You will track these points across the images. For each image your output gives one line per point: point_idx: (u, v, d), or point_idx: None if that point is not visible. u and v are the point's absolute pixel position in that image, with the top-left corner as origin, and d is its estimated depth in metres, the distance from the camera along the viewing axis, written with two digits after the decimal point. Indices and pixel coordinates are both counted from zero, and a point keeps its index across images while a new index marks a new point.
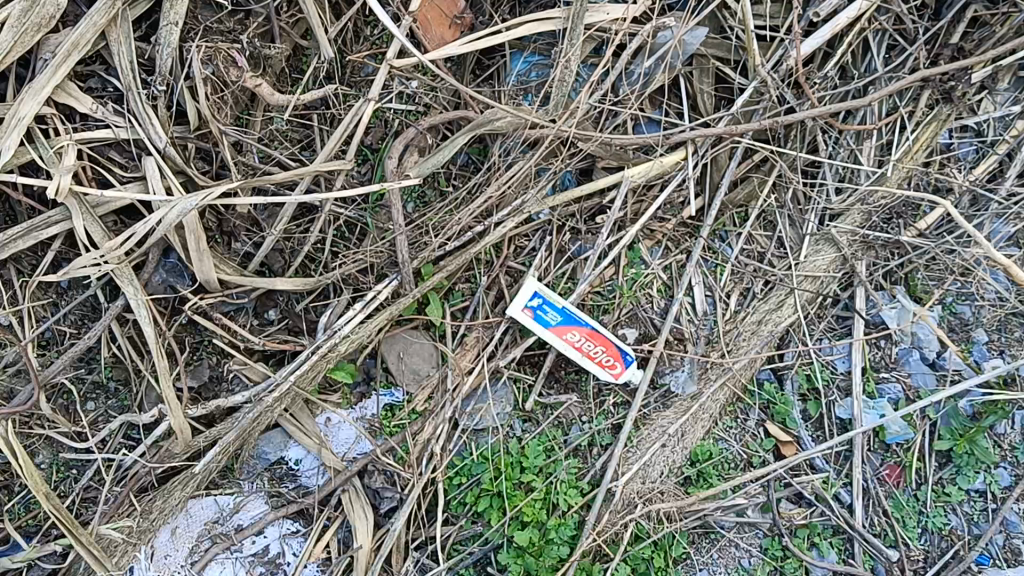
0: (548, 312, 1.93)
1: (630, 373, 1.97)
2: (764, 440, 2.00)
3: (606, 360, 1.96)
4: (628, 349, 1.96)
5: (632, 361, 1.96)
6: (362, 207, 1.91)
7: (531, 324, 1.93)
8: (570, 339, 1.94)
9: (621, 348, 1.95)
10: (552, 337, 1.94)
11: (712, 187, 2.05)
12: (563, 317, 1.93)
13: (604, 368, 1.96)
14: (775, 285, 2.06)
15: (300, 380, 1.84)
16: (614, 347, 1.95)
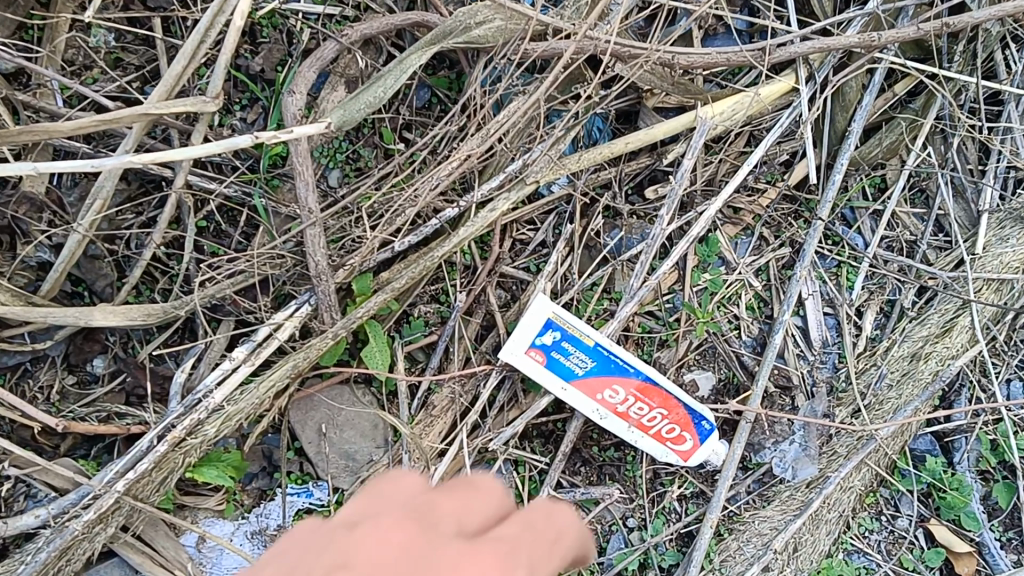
0: (571, 357, 1.14)
1: (709, 451, 1.18)
2: (927, 551, 1.23)
3: (669, 432, 1.17)
4: (707, 412, 1.17)
5: (712, 433, 1.17)
6: (247, 178, 1.11)
7: (543, 378, 1.14)
8: (607, 403, 1.15)
9: (692, 411, 1.16)
10: (581, 399, 1.15)
11: (835, 137, 1.25)
12: (596, 363, 1.14)
13: (665, 444, 1.17)
14: (936, 296, 1.26)
15: (135, 488, 1.04)
16: (682, 410, 1.16)
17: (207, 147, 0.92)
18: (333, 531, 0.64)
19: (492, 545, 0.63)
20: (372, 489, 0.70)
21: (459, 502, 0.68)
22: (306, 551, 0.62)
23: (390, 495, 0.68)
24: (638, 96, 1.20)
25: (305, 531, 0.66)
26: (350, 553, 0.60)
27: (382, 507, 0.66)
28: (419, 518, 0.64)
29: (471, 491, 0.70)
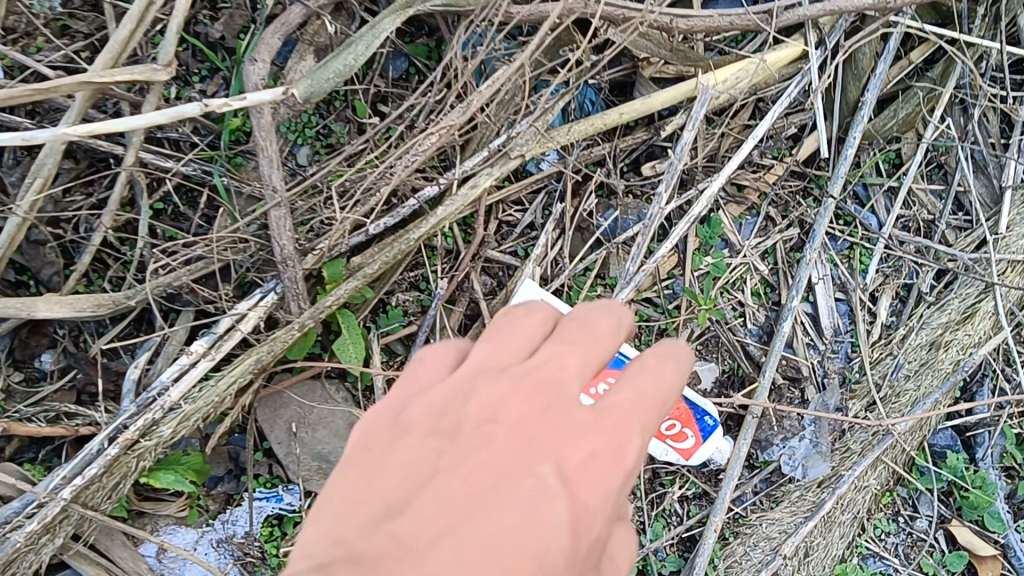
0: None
1: (712, 449, 1.09)
2: (948, 556, 1.14)
3: (668, 428, 1.09)
4: (709, 406, 1.08)
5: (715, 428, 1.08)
6: (206, 154, 1.02)
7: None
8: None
9: (693, 405, 1.08)
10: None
11: (847, 109, 1.16)
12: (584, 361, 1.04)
13: (664, 440, 1.10)
14: (956, 280, 1.17)
15: (83, 495, 0.94)
16: (681, 405, 1.08)
17: (151, 117, 0.83)
18: (456, 383, 0.59)
19: (615, 412, 0.57)
20: (497, 324, 0.63)
21: (581, 349, 0.60)
22: (428, 402, 0.58)
23: (499, 353, 0.60)
24: (634, 65, 1.11)
25: (430, 365, 0.62)
26: (474, 423, 0.56)
27: (509, 355, 0.60)
28: (545, 370, 0.58)
29: (587, 336, 0.60)
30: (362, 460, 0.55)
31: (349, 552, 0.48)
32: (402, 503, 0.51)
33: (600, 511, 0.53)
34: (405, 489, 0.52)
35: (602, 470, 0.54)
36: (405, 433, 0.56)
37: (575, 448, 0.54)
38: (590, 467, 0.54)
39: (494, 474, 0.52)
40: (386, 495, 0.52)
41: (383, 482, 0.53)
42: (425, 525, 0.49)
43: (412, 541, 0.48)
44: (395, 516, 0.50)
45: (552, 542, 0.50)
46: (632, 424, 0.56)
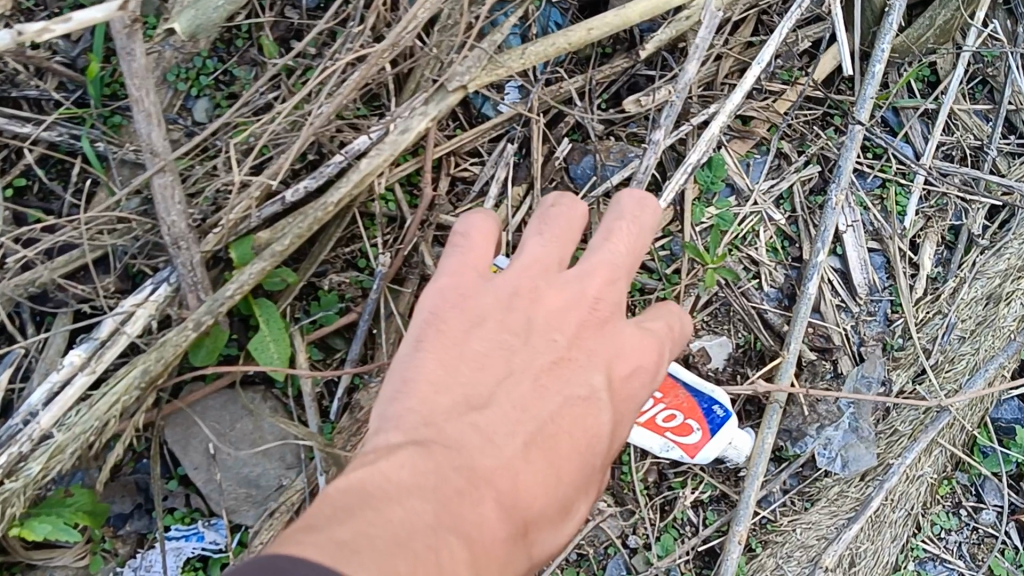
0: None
1: (727, 442, 0.88)
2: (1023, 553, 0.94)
3: (667, 421, 0.87)
4: (717, 392, 0.86)
5: (727, 416, 0.87)
6: (70, 112, 0.81)
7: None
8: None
9: (697, 392, 0.86)
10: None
11: (872, 17, 0.95)
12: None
13: (664, 435, 0.87)
14: (1013, 217, 0.97)
15: None
16: (680, 391, 0.86)
17: None
18: (518, 279, 0.62)
19: (651, 333, 0.64)
20: (545, 213, 0.66)
21: (628, 258, 0.65)
22: (491, 294, 0.61)
23: (560, 238, 0.65)
24: None
25: (483, 246, 0.64)
26: (541, 323, 0.61)
27: (560, 258, 0.65)
28: (602, 279, 0.63)
29: (635, 243, 0.65)
30: (437, 345, 0.58)
31: (438, 433, 0.53)
32: (483, 397, 0.56)
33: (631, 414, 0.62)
34: (481, 379, 0.57)
35: (641, 385, 0.62)
36: (475, 323, 0.60)
37: (623, 358, 0.62)
38: (630, 381, 0.62)
39: (558, 375, 0.59)
40: (466, 385, 0.57)
41: (462, 374, 0.57)
42: (504, 418, 0.55)
43: (493, 431, 0.54)
44: (477, 410, 0.55)
45: (599, 441, 0.58)
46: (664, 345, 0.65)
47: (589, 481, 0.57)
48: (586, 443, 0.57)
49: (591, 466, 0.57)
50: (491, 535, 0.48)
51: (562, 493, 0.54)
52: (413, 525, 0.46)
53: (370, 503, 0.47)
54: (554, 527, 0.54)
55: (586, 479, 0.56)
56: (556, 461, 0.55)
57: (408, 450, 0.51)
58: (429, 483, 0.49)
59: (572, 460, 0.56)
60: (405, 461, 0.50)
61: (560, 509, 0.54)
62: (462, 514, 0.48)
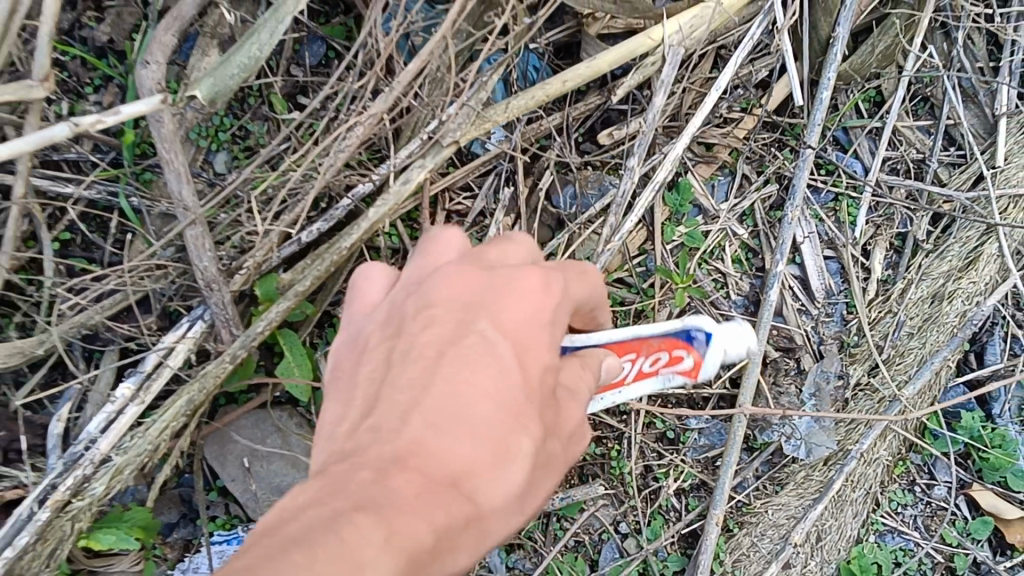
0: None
1: (718, 357, 0.79)
2: (972, 523, 1.05)
3: (655, 366, 0.77)
4: (692, 319, 0.77)
5: (711, 335, 0.78)
6: (106, 174, 0.91)
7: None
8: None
9: (670, 329, 0.76)
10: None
11: (819, 48, 1.03)
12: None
13: (658, 377, 0.78)
14: (953, 223, 1.07)
15: (18, 566, 0.85)
16: (655, 334, 0.75)
17: (24, 142, 0.73)
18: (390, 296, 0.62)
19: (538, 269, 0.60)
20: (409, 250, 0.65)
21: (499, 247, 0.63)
22: (369, 323, 0.61)
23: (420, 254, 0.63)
24: (578, 24, 1.00)
25: (367, 294, 0.64)
26: (414, 309, 0.59)
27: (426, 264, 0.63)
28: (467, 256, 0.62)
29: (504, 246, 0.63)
30: (334, 386, 0.58)
31: (343, 450, 0.52)
32: (372, 401, 0.55)
33: (546, 351, 0.58)
34: (370, 386, 0.56)
35: (539, 316, 0.58)
36: (361, 350, 0.59)
37: (510, 300, 0.58)
38: (525, 313, 0.58)
39: (445, 339, 0.56)
40: (360, 397, 0.56)
41: (355, 389, 0.56)
42: (395, 406, 0.53)
43: (388, 423, 0.52)
44: (370, 411, 0.54)
45: (504, 379, 0.55)
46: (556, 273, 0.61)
47: (514, 418, 0.55)
48: (492, 395, 0.54)
49: (506, 404, 0.54)
50: (405, 491, 0.47)
51: (479, 433, 0.53)
52: (318, 520, 0.44)
53: (269, 529, 0.44)
54: (487, 466, 0.53)
55: (506, 415, 0.54)
56: (459, 411, 0.53)
57: (310, 477, 0.49)
58: (329, 489, 0.47)
59: (480, 406, 0.54)
60: (305, 487, 0.48)
61: (481, 445, 0.53)
62: (370, 493, 0.47)
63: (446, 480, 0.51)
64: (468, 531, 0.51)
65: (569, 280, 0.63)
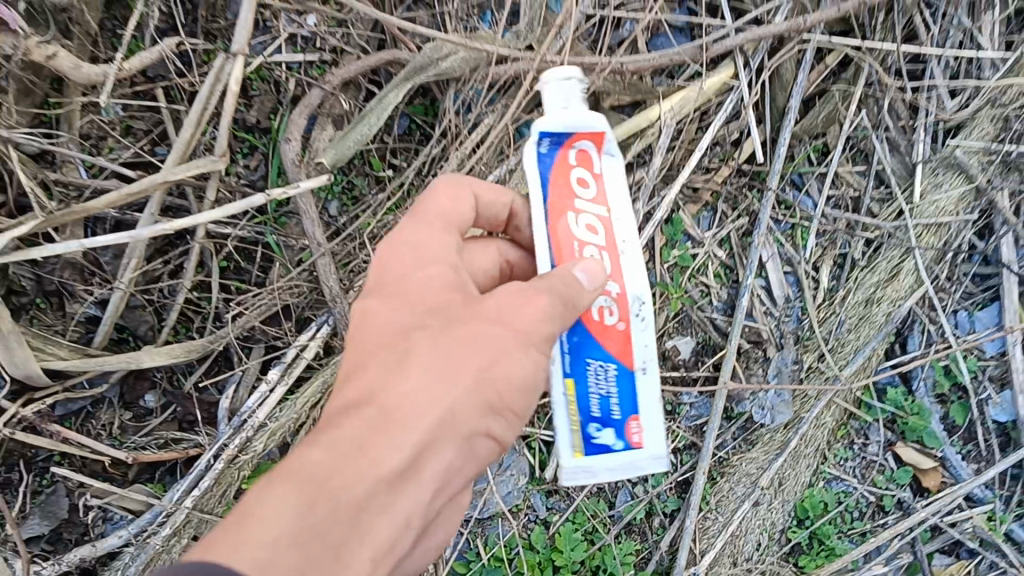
0: (616, 397, 0.92)
1: (585, 116, 0.92)
2: (897, 472, 1.39)
3: (582, 183, 0.95)
4: (528, 160, 0.93)
5: (546, 135, 0.92)
6: (256, 220, 1.24)
7: (654, 443, 0.93)
8: (622, 293, 0.94)
9: (543, 177, 0.93)
10: (635, 336, 0.94)
11: (776, 114, 1.38)
12: (580, 360, 0.90)
13: (587, 182, 0.95)
14: (882, 245, 1.42)
15: (202, 503, 1.20)
16: (546, 193, 0.93)
17: (234, 208, 1.14)
18: None
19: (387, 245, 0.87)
20: None
21: None
22: None
23: None
24: (595, 99, 1.33)
25: None
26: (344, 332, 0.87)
27: None
28: None
29: None
30: None
31: None
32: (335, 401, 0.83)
33: (411, 283, 0.83)
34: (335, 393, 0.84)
35: (396, 268, 0.84)
36: None
37: (376, 276, 0.85)
38: (387, 277, 0.84)
39: (350, 334, 0.84)
40: None
41: None
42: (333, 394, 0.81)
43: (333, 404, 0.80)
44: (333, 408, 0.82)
45: (380, 325, 0.81)
46: (404, 233, 0.87)
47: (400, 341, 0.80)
48: (376, 332, 0.81)
49: (387, 340, 0.80)
50: (313, 438, 0.74)
51: (374, 367, 0.79)
52: None
53: None
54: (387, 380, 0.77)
55: (388, 343, 0.80)
56: (359, 366, 0.80)
57: None
58: None
59: (367, 352, 0.80)
60: None
61: (379, 370, 0.78)
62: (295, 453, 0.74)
63: (353, 408, 0.76)
64: (382, 422, 0.74)
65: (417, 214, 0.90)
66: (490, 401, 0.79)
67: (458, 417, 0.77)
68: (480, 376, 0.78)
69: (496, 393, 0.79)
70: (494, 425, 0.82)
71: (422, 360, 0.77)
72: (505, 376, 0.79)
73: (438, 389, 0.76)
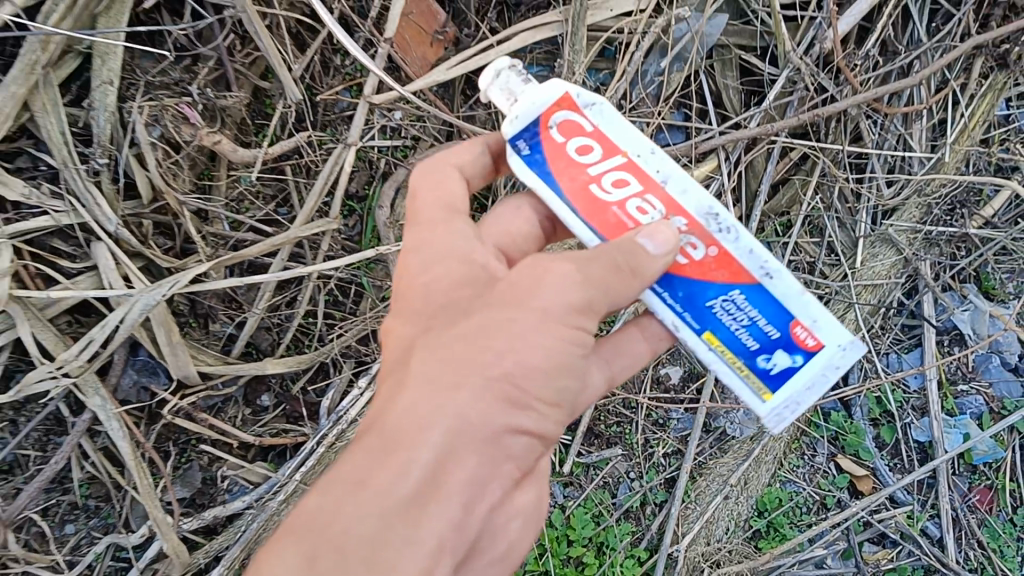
0: (761, 316, 1.10)
1: (538, 95, 1.12)
2: (837, 477, 1.78)
3: (581, 150, 1.13)
4: (523, 166, 1.14)
5: (517, 138, 1.14)
6: (353, 265, 1.64)
7: (828, 331, 1.09)
8: (691, 221, 1.12)
9: (540, 166, 1.13)
10: (733, 250, 1.11)
11: (750, 196, 1.79)
12: (704, 308, 1.12)
13: (580, 145, 1.13)
14: (831, 299, 1.81)
15: (307, 477, 1.60)
16: (557, 181, 1.13)
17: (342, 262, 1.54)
18: None
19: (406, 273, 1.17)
20: None
21: None
22: None
23: None
24: None
25: None
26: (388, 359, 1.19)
27: None
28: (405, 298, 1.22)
29: None
30: None
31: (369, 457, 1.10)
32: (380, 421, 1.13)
33: (424, 299, 1.14)
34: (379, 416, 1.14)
35: (416, 289, 1.15)
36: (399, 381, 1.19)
37: (404, 301, 1.16)
38: (410, 302, 1.15)
39: (389, 361, 1.15)
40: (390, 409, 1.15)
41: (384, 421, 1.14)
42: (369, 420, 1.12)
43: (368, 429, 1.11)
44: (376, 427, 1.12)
45: (404, 352, 1.13)
46: (420, 262, 1.16)
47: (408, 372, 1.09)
48: (397, 367, 1.11)
49: (401, 373, 1.10)
50: (336, 475, 1.05)
51: (389, 398, 1.09)
52: None
53: None
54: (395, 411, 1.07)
55: (403, 374, 1.09)
56: (382, 400, 1.10)
57: None
58: None
59: (388, 387, 1.10)
60: None
61: (393, 398, 1.08)
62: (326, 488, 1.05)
63: (366, 443, 1.06)
64: (389, 450, 1.03)
65: (421, 217, 1.19)
66: (504, 393, 1.05)
67: (463, 422, 1.03)
68: (486, 377, 1.04)
69: (508, 385, 1.05)
70: (518, 420, 1.06)
71: (426, 370, 1.07)
72: (508, 372, 1.05)
73: (437, 403, 1.04)
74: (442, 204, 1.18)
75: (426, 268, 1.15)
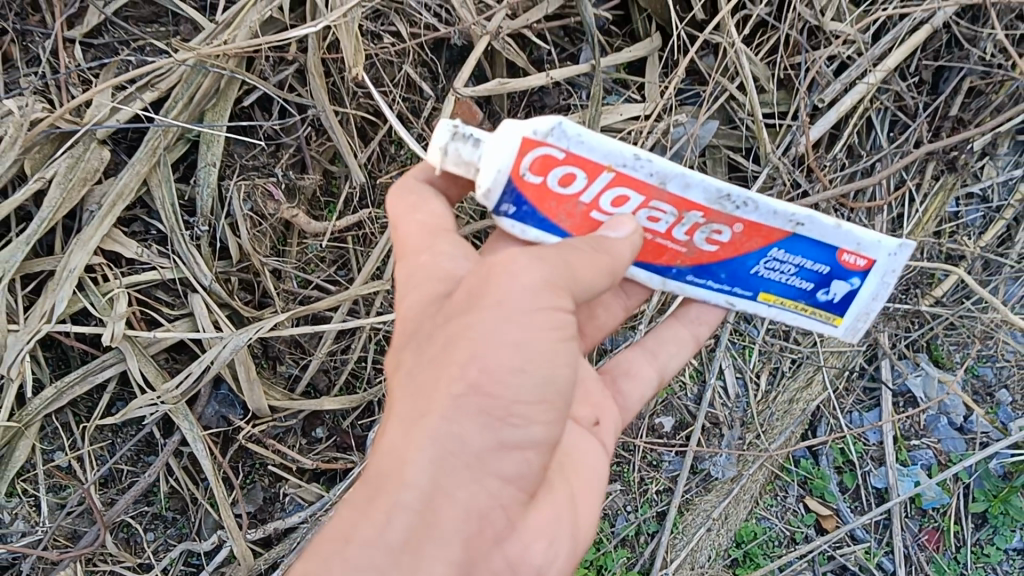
0: (805, 260, 1.37)
1: (501, 157, 1.21)
2: (805, 515, 2.08)
3: (557, 185, 1.27)
4: (512, 218, 1.30)
5: (498, 202, 1.26)
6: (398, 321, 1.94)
7: (869, 248, 1.35)
8: (706, 213, 1.33)
9: (528, 215, 1.29)
10: (757, 220, 1.34)
11: None
12: (754, 277, 1.40)
13: (554, 180, 1.26)
14: (801, 362, 2.07)
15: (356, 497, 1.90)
16: (555, 220, 1.30)
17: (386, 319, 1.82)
18: None
19: (403, 299, 1.30)
20: None
21: None
22: None
23: None
24: None
25: None
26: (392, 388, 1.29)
27: None
28: None
29: None
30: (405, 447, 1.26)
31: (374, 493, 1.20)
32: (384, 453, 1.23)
33: (414, 326, 1.25)
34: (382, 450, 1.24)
35: (409, 318, 1.27)
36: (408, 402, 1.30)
37: (401, 332, 1.28)
38: (405, 330, 1.27)
39: (388, 395, 1.26)
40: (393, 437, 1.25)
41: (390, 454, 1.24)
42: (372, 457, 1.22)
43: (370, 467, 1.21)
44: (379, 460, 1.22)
45: (395, 388, 1.23)
46: (412, 290, 1.28)
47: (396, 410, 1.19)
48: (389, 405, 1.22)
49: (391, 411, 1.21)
50: (338, 519, 1.15)
51: (380, 438, 1.19)
52: None
53: None
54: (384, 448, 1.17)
55: (392, 413, 1.20)
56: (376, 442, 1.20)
57: None
58: None
59: (382, 428, 1.21)
60: None
61: (383, 438, 1.19)
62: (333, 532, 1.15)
63: (361, 486, 1.16)
64: (378, 487, 1.13)
65: (408, 245, 1.31)
66: (480, 407, 1.13)
67: (444, 447, 1.12)
68: (460, 396, 1.13)
69: (483, 398, 1.13)
70: (501, 431, 1.15)
71: (406, 406, 1.18)
72: (480, 385, 1.13)
73: (415, 435, 1.13)
74: (425, 229, 1.30)
75: (414, 292, 1.28)
